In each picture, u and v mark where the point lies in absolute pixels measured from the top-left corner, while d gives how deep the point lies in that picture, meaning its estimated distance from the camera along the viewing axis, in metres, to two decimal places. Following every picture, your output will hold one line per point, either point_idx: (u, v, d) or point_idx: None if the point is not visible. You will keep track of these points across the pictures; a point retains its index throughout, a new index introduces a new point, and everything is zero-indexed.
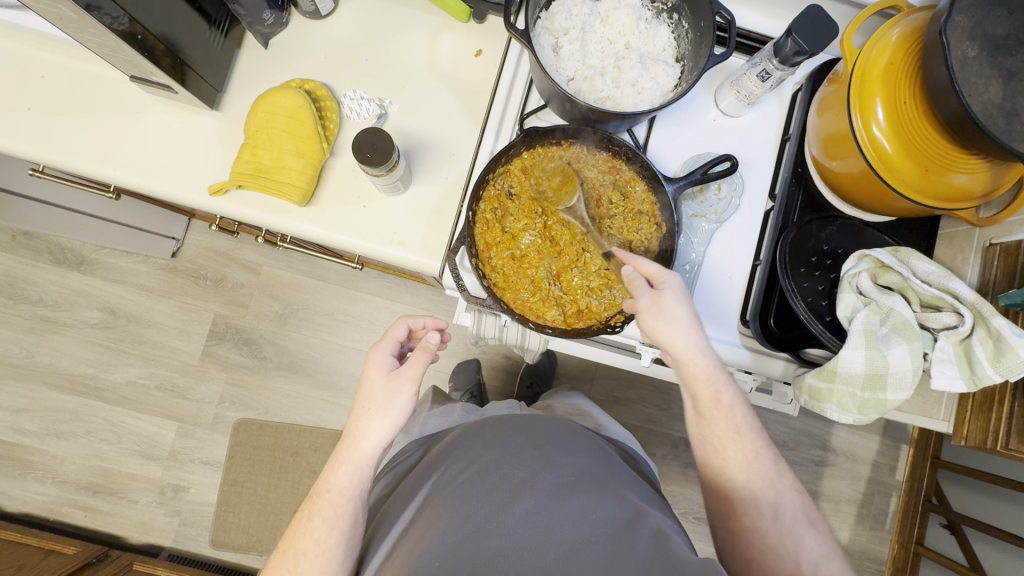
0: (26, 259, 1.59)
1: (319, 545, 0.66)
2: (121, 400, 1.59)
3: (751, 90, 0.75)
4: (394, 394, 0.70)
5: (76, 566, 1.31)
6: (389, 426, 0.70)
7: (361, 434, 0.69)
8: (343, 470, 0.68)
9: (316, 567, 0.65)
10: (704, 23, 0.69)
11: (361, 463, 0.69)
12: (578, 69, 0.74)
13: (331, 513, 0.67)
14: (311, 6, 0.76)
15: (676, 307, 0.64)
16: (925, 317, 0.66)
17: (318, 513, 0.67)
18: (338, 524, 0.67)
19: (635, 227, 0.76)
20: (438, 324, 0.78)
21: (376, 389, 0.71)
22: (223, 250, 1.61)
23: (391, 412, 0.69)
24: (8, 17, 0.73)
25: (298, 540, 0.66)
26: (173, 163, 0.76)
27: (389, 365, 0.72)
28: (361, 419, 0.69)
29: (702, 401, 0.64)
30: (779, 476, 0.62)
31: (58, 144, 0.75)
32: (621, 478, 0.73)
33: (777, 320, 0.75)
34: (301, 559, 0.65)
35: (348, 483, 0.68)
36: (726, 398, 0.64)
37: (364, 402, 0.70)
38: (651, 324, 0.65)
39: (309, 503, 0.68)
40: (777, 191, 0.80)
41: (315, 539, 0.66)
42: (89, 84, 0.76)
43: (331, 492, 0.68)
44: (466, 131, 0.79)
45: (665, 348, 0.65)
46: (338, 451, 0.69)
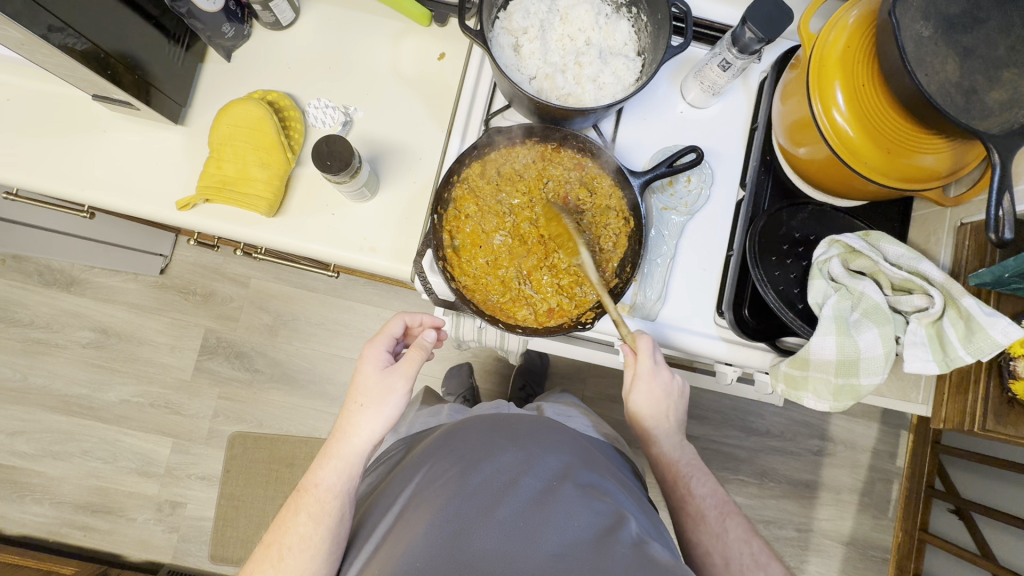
0: (16, 282, 1.60)
1: (304, 541, 0.65)
2: (115, 418, 1.60)
3: (715, 80, 0.75)
4: (386, 391, 0.71)
5: None
6: (380, 424, 0.70)
7: (352, 430, 0.70)
8: (331, 465, 0.69)
9: (299, 563, 0.64)
10: (661, 15, 0.69)
11: (350, 459, 0.70)
12: (539, 68, 0.74)
13: (319, 508, 0.67)
14: (271, 17, 0.76)
15: (644, 404, 0.74)
16: (897, 300, 0.66)
17: (305, 508, 0.67)
18: (324, 520, 0.67)
19: (603, 223, 0.75)
20: (434, 321, 0.78)
21: (369, 384, 0.71)
22: (212, 264, 1.62)
23: (383, 408, 0.70)
24: None
25: (284, 534, 0.66)
26: (142, 180, 0.77)
27: (383, 361, 0.73)
28: (352, 415, 0.70)
29: (659, 473, 0.75)
30: (726, 530, 0.68)
31: (24, 165, 0.75)
32: (603, 479, 0.73)
33: (752, 310, 0.75)
34: (285, 553, 0.64)
35: (336, 478, 0.69)
36: (676, 467, 0.74)
37: (356, 398, 0.71)
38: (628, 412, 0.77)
39: (296, 497, 0.68)
40: (747, 180, 0.80)
41: (301, 533, 0.65)
42: (54, 104, 0.77)
43: (319, 487, 0.68)
44: (432, 135, 0.79)
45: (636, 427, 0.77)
46: (328, 446, 0.71)
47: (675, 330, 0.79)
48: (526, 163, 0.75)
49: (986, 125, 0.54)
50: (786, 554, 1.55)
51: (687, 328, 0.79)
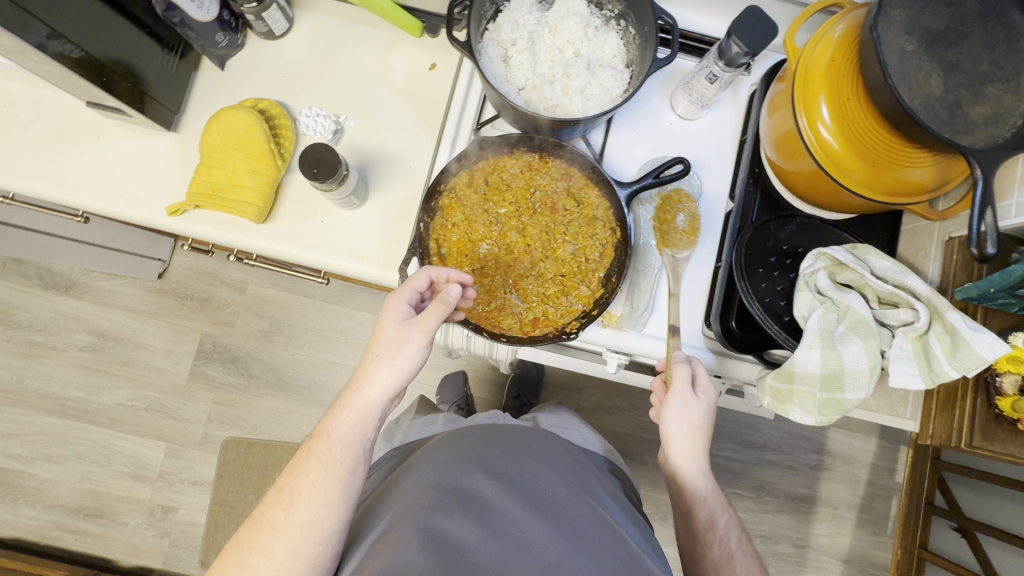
0: (16, 285, 1.61)
1: (314, 487, 0.61)
2: (110, 422, 1.60)
3: (703, 93, 0.75)
4: (403, 343, 0.64)
5: None
6: (396, 377, 0.65)
7: (367, 380, 0.64)
8: (345, 415, 0.65)
9: (310, 508, 0.60)
10: (648, 28, 0.70)
11: (365, 411, 0.65)
12: (528, 79, 0.74)
13: (330, 456, 0.63)
14: (264, 27, 0.77)
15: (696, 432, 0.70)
16: (882, 313, 0.66)
17: (316, 455, 0.63)
18: (335, 468, 0.62)
19: (590, 234, 0.74)
20: (462, 278, 0.68)
21: (387, 336, 0.65)
22: (209, 269, 1.63)
23: (397, 361, 0.64)
24: None
25: (294, 479, 0.62)
26: (134, 185, 0.77)
27: (403, 314, 0.66)
28: (368, 365, 0.65)
29: (699, 524, 0.71)
30: None
31: (19, 170, 0.76)
32: (590, 485, 0.74)
33: (739, 321, 0.74)
34: (295, 498, 0.61)
35: (349, 429, 0.64)
36: (720, 523, 0.71)
37: (373, 349, 0.65)
38: (666, 423, 0.69)
39: (309, 445, 0.64)
40: (736, 192, 0.80)
41: (310, 480, 0.62)
42: (50, 110, 0.78)
43: (331, 436, 0.64)
44: (422, 144, 0.80)
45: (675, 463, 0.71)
46: (343, 397, 0.66)
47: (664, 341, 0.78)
48: (513, 172, 0.75)
49: (971, 138, 0.54)
50: (783, 570, 1.53)
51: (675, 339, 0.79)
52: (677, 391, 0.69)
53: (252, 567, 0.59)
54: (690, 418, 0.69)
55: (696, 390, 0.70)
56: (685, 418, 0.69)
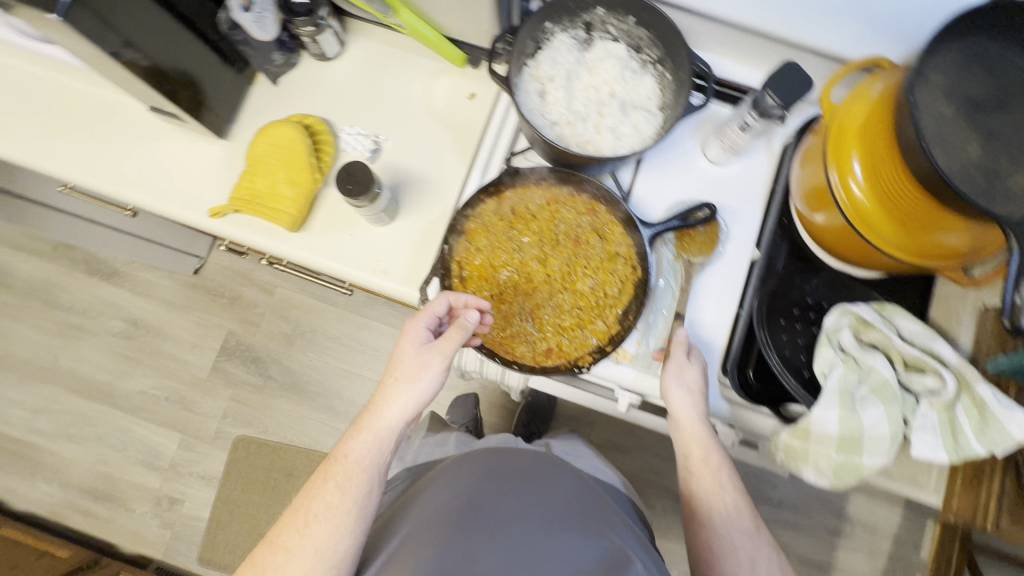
0: (64, 268, 1.71)
1: (330, 510, 0.62)
2: (131, 408, 1.65)
3: (735, 140, 0.76)
4: (421, 367, 0.66)
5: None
6: (414, 400, 0.66)
7: (384, 404, 0.65)
8: (363, 437, 0.65)
9: (325, 531, 0.61)
10: (684, 74, 0.72)
11: (383, 435, 0.66)
12: (562, 114, 0.76)
13: (346, 479, 0.63)
14: (318, 48, 0.81)
15: (692, 381, 0.69)
16: (908, 378, 0.64)
17: (333, 476, 0.63)
18: (351, 491, 0.63)
19: (611, 270, 0.75)
20: (481, 304, 0.69)
21: (406, 359, 0.67)
22: (242, 270, 1.69)
23: (417, 384, 0.65)
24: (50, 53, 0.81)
25: (310, 501, 0.62)
26: (181, 185, 0.82)
27: (423, 339, 0.68)
28: (387, 388, 0.66)
29: (693, 461, 0.68)
30: (756, 528, 0.67)
31: (82, 165, 0.82)
32: (609, 519, 0.71)
33: (756, 372, 0.75)
34: (310, 520, 0.61)
35: (365, 451, 0.65)
36: (715, 458, 0.68)
37: (392, 372, 0.67)
38: (669, 389, 0.68)
39: (326, 466, 0.65)
40: (763, 240, 0.79)
41: (326, 503, 0.62)
42: (115, 111, 0.84)
43: (348, 458, 0.64)
44: (454, 169, 0.83)
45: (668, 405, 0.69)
46: (361, 419, 0.67)
47: None
48: (540, 204, 0.76)
49: (1010, 209, 0.52)
50: None
51: None
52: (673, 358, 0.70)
53: None
54: (682, 371, 0.69)
55: (692, 357, 0.71)
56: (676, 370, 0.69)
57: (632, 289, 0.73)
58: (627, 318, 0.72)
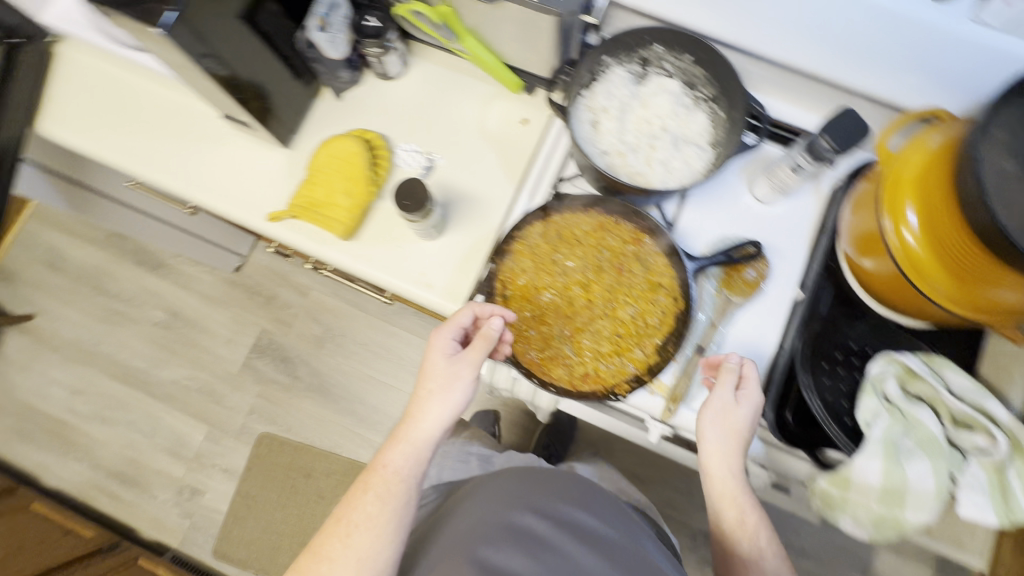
0: (114, 257, 1.79)
1: (370, 520, 0.63)
2: (163, 396, 1.70)
3: (785, 180, 0.76)
4: (453, 378, 0.68)
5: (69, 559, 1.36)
6: (449, 410, 0.68)
7: (420, 415, 0.67)
8: (400, 448, 0.67)
9: (366, 540, 0.62)
10: (738, 113, 0.73)
11: (421, 445, 0.67)
12: (613, 144, 0.78)
13: (385, 489, 0.65)
14: (381, 68, 0.85)
15: (735, 423, 0.68)
16: (956, 435, 0.63)
17: (372, 487, 0.65)
18: (390, 501, 0.65)
19: (652, 299, 0.75)
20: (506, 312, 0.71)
21: (437, 371, 0.69)
22: (280, 271, 1.75)
23: (450, 395, 0.68)
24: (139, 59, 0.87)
25: (350, 510, 0.64)
26: (244, 189, 0.86)
27: (449, 349, 0.69)
28: (421, 401, 0.68)
29: (727, 521, 0.69)
30: None
31: (155, 164, 0.87)
32: (642, 542, 0.70)
33: (795, 414, 0.72)
34: (352, 530, 0.63)
35: (404, 462, 0.66)
36: (752, 519, 0.69)
37: (425, 384, 0.69)
38: (705, 427, 0.68)
39: (365, 477, 0.67)
40: (808, 281, 0.78)
41: (367, 513, 0.64)
42: (188, 116, 0.89)
43: (387, 468, 0.66)
44: (502, 189, 0.85)
45: (700, 458, 0.70)
46: (398, 431, 0.69)
47: None
48: (586, 230, 0.77)
49: None
50: None
51: None
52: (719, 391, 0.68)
53: None
54: (727, 409, 0.68)
55: (737, 393, 0.69)
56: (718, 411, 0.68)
57: (673, 320, 0.73)
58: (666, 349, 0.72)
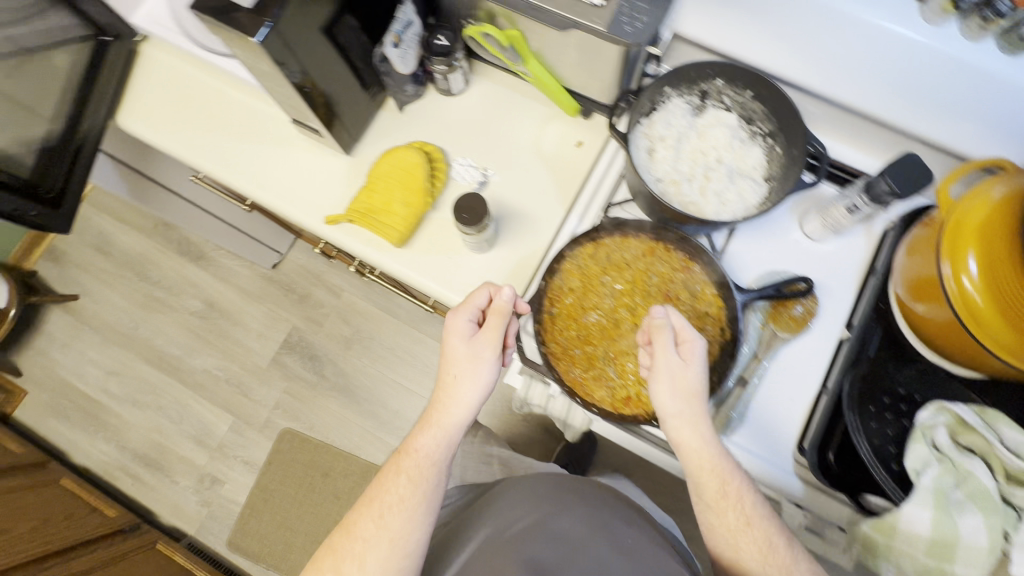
0: (159, 246, 1.85)
1: (403, 502, 0.64)
2: (193, 384, 1.74)
3: (838, 219, 0.77)
4: (476, 359, 0.68)
5: (87, 538, 1.38)
6: (477, 392, 0.68)
7: (451, 400, 0.67)
8: (432, 432, 0.67)
9: (400, 522, 0.64)
10: (796, 151, 0.74)
11: (451, 430, 0.68)
12: (667, 172, 0.79)
13: (417, 472, 0.66)
14: (445, 84, 0.88)
15: (689, 384, 0.65)
16: (1010, 492, 0.61)
17: (405, 470, 0.66)
18: (422, 484, 0.65)
19: (698, 328, 0.76)
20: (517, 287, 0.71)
21: (457, 355, 0.69)
22: (315, 270, 1.79)
23: (478, 376, 0.67)
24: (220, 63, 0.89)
25: (383, 493, 0.65)
26: (305, 191, 0.90)
27: (467, 332, 0.69)
28: (448, 387, 0.68)
29: (710, 494, 0.63)
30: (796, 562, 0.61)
31: (224, 162, 0.92)
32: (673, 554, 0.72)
33: (837, 455, 0.74)
34: (385, 512, 0.64)
35: (435, 446, 0.67)
36: (734, 487, 0.63)
37: (449, 369, 0.68)
38: (660, 395, 0.65)
39: (397, 460, 0.67)
40: (855, 322, 0.78)
41: (399, 495, 0.65)
42: (258, 118, 0.93)
43: (419, 453, 0.67)
44: (554, 209, 0.87)
45: (669, 434, 0.65)
46: (429, 415, 0.69)
47: (751, 453, 0.76)
48: (634, 254, 0.78)
49: None
50: None
51: (764, 456, 0.76)
52: (662, 353, 0.66)
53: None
54: (677, 372, 0.65)
55: (680, 352, 0.67)
56: (661, 378, 0.66)
57: (718, 351, 0.74)
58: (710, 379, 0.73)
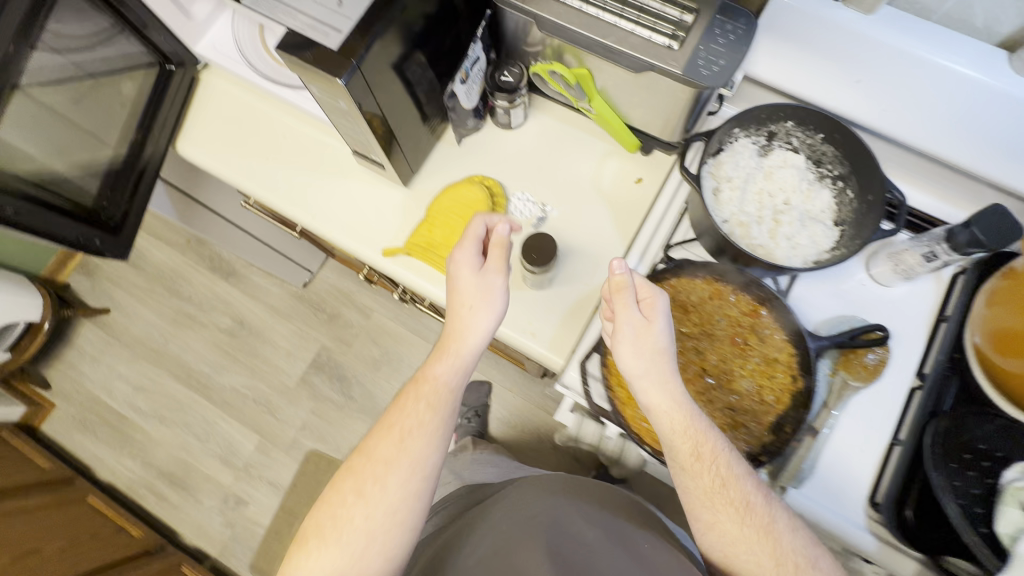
0: (191, 262, 1.86)
1: (423, 426, 0.66)
2: (221, 402, 1.73)
3: (911, 265, 0.75)
4: (489, 291, 0.68)
5: (114, 560, 1.37)
6: (492, 322, 0.69)
7: (466, 330, 0.68)
8: (449, 361, 0.69)
9: (422, 448, 0.66)
10: (873, 197, 0.72)
11: (466, 357, 0.69)
12: (734, 213, 0.78)
13: (436, 399, 0.68)
14: (505, 118, 0.88)
15: (656, 342, 0.66)
16: None
17: (423, 397, 0.68)
18: (440, 410, 0.67)
19: (769, 374, 0.73)
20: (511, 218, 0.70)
21: (469, 288, 0.68)
22: (346, 290, 1.79)
23: (493, 307, 0.68)
24: (287, 94, 0.90)
25: (402, 418, 0.67)
26: (365, 223, 0.89)
27: (475, 264, 0.69)
28: (461, 317, 0.68)
29: (683, 456, 0.62)
30: (774, 518, 0.61)
31: (283, 191, 0.92)
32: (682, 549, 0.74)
33: (917, 513, 0.70)
34: (405, 436, 0.66)
35: (451, 373, 0.69)
36: (708, 449, 0.62)
37: (462, 303, 0.69)
38: (624, 355, 0.66)
39: (414, 387, 0.69)
40: (926, 371, 0.76)
41: (418, 420, 0.67)
42: (318, 148, 0.93)
43: (437, 380, 0.68)
44: (614, 247, 0.86)
45: (641, 396, 0.65)
46: (444, 342, 0.70)
47: (823, 508, 0.73)
48: (701, 296, 0.76)
49: None
50: None
51: (834, 509, 0.73)
52: (625, 316, 0.66)
53: (367, 498, 0.63)
54: (641, 329, 0.66)
55: (642, 310, 0.67)
56: (626, 340, 0.66)
57: (790, 400, 0.71)
58: (783, 429, 0.71)
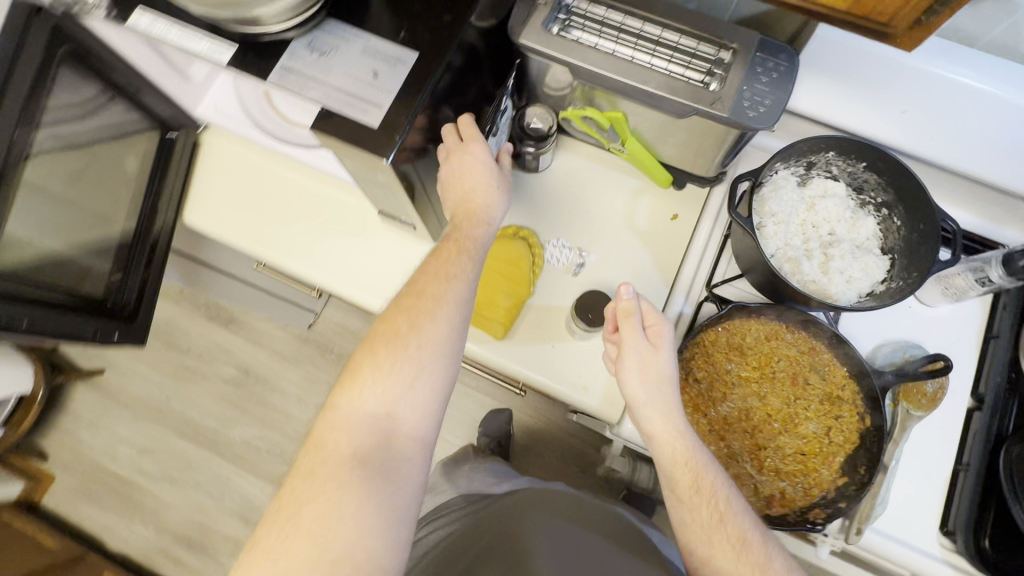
0: (186, 312, 1.78)
1: (465, 269, 0.64)
2: (233, 457, 1.66)
3: (962, 288, 0.75)
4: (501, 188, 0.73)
5: None
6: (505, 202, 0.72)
7: (488, 199, 0.70)
8: (480, 224, 0.69)
9: (463, 287, 0.63)
10: (924, 226, 0.71)
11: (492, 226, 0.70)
12: (780, 248, 0.77)
13: (472, 250, 0.66)
14: (533, 163, 0.85)
15: (661, 368, 0.64)
16: None
17: (461, 248, 0.66)
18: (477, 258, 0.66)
19: (834, 414, 0.73)
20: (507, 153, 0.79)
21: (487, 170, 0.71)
22: (353, 328, 1.73)
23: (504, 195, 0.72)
24: (305, 155, 0.86)
25: (444, 262, 0.64)
26: (396, 283, 0.85)
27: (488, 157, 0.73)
28: (486, 187, 0.70)
29: (682, 485, 0.59)
30: (774, 560, 0.57)
31: (304, 255, 0.87)
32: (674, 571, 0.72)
33: (993, 540, 0.69)
34: (452, 276, 0.62)
35: (482, 235, 0.69)
36: (709, 481, 0.59)
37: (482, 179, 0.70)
38: (627, 376, 0.64)
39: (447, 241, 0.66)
40: (984, 392, 0.76)
41: (459, 266, 0.64)
42: (337, 206, 0.88)
43: (470, 237, 0.67)
44: (657, 289, 0.84)
45: (641, 423, 0.63)
46: (468, 209, 0.69)
47: (897, 543, 0.72)
48: (757, 338, 0.74)
49: None
50: None
51: (905, 540, 0.73)
52: (634, 342, 0.65)
53: (424, 327, 0.58)
54: (647, 355, 0.65)
55: (649, 336, 0.66)
56: (631, 364, 0.64)
57: (860, 439, 0.70)
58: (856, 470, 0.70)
